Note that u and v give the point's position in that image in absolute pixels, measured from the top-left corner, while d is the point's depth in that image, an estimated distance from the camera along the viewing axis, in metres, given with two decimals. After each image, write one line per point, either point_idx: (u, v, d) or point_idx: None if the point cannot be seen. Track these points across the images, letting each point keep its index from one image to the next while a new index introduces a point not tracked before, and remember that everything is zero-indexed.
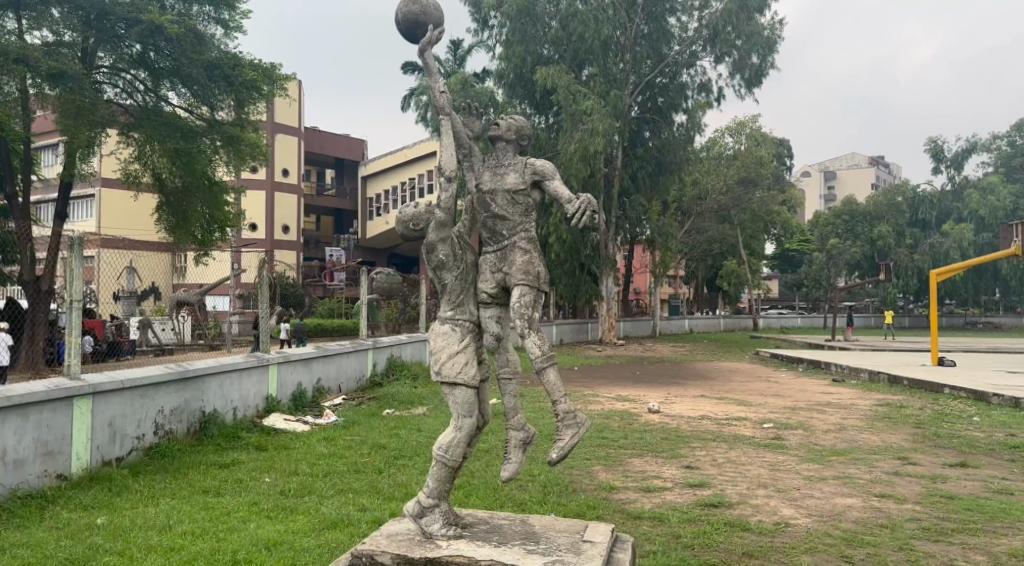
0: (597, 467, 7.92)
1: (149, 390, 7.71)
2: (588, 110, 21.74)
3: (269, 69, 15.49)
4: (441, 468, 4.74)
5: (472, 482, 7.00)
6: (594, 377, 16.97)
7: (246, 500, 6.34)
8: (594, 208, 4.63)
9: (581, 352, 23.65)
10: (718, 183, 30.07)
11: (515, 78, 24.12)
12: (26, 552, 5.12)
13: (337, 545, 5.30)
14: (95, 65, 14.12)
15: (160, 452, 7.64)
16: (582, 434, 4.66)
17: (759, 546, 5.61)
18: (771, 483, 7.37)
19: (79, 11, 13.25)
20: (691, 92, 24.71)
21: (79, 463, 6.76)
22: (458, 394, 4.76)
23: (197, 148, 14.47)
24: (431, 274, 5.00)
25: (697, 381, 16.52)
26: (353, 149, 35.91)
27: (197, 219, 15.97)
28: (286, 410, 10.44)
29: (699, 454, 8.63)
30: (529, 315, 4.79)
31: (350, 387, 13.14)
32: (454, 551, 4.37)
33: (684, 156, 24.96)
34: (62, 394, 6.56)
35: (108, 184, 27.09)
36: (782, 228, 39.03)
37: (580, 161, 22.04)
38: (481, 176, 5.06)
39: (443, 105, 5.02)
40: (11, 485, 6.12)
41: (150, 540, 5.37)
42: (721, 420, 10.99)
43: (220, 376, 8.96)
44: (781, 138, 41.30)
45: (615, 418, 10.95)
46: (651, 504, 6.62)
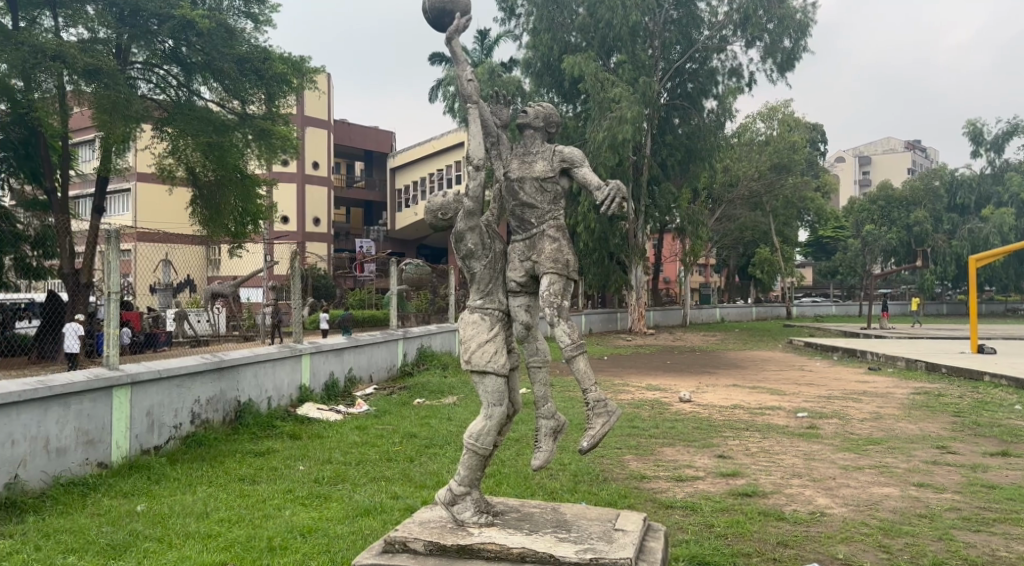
0: (627, 456, 7.90)
1: (185, 380, 7.84)
2: (617, 97, 21.62)
3: (300, 62, 15.56)
4: (472, 456, 4.74)
5: (503, 470, 7.03)
6: (624, 366, 16.87)
7: (282, 488, 6.42)
8: (623, 194, 4.58)
9: (611, 341, 23.57)
10: (749, 169, 29.65)
11: (543, 67, 24.02)
12: (70, 538, 5.24)
13: (371, 533, 5.35)
14: (129, 61, 14.38)
15: (198, 440, 7.77)
16: (613, 423, 4.63)
17: (793, 536, 5.56)
18: (806, 472, 7.29)
19: (113, 7, 13.46)
20: (721, 76, 24.49)
21: (119, 451, 6.90)
22: (488, 382, 4.76)
23: (230, 140, 14.61)
24: (460, 263, 4.99)
25: (729, 370, 16.37)
26: (382, 141, 36.16)
27: (230, 212, 16.15)
28: (319, 400, 10.54)
29: (731, 443, 8.56)
30: (558, 303, 4.76)
31: (381, 376, 13.23)
32: (487, 539, 4.37)
33: (715, 143, 24.59)
34: (101, 384, 6.68)
35: (143, 178, 27.60)
36: (815, 215, 38.45)
37: (610, 150, 21.75)
38: (509, 164, 5.04)
39: (470, 93, 4.97)
40: (54, 473, 6.27)
41: (188, 527, 5.47)
42: (754, 409, 10.90)
43: (255, 365, 9.09)
44: (815, 123, 40.66)
45: (646, 407, 10.93)
46: (683, 493, 6.59)
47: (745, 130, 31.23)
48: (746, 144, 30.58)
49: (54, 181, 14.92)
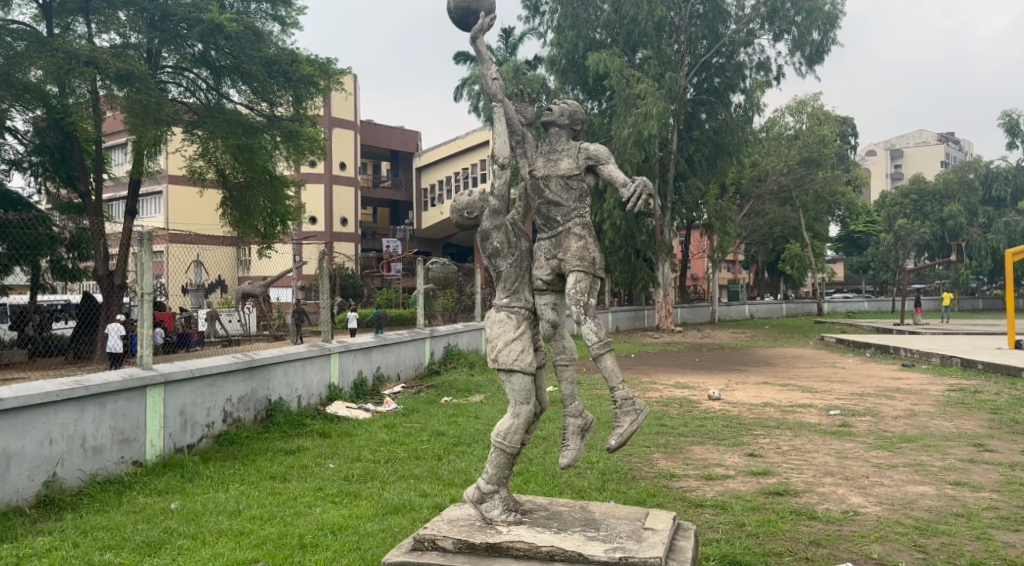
0: (656, 454, 7.85)
1: (217, 380, 7.94)
2: (642, 93, 21.49)
3: (327, 64, 15.67)
4: (500, 454, 4.74)
5: (530, 468, 7.04)
6: (652, 364, 16.77)
7: (312, 486, 6.49)
8: (650, 191, 4.54)
9: (639, 339, 23.43)
10: (778, 164, 29.31)
11: (568, 64, 23.90)
12: (106, 535, 5.33)
13: (400, 531, 5.38)
14: (160, 66, 14.62)
15: (230, 439, 7.86)
16: (642, 421, 4.60)
17: (826, 534, 5.49)
18: (838, 470, 7.19)
19: (143, 12, 13.64)
20: (749, 71, 24.28)
21: (153, 450, 7.01)
22: (515, 380, 4.76)
23: (259, 143, 14.76)
24: (486, 262, 4.99)
25: (759, 367, 16.19)
26: (407, 141, 36.34)
27: (260, 213, 16.34)
28: (348, 398, 10.62)
29: (762, 441, 8.46)
30: (585, 301, 4.75)
31: (409, 375, 13.29)
32: (516, 537, 4.37)
33: (743, 138, 24.29)
34: (135, 384, 6.79)
35: (174, 181, 28.03)
36: (846, 210, 37.91)
37: (635, 146, 21.62)
38: (534, 162, 5.02)
39: (495, 92, 4.96)
40: (91, 472, 6.38)
41: (221, 524, 5.54)
42: (785, 407, 10.77)
43: (285, 364, 9.20)
44: (845, 117, 40.08)
45: (674, 405, 10.85)
46: (713, 492, 6.54)
47: (773, 124, 30.91)
48: (774, 139, 30.27)
49: (88, 184, 15.17)
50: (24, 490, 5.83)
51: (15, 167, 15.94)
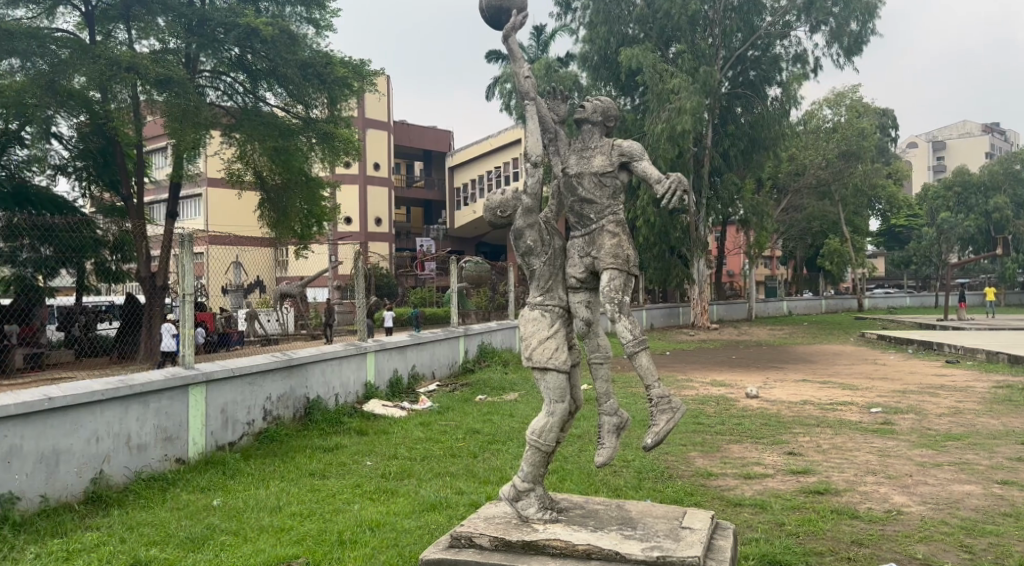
0: (693, 453, 7.79)
1: (257, 378, 8.07)
2: (676, 88, 21.31)
3: (360, 65, 15.81)
4: (535, 452, 4.74)
5: (566, 466, 7.04)
6: (688, 362, 16.64)
7: (350, 483, 6.56)
8: (685, 187, 4.51)
9: (674, 336, 23.27)
10: (816, 157, 28.87)
11: (600, 61, 23.82)
12: (152, 531, 5.44)
13: (436, 528, 5.42)
14: (198, 70, 14.88)
15: (270, 436, 7.99)
16: (678, 419, 4.57)
17: (868, 534, 5.40)
18: (880, 469, 7.07)
19: (181, 18, 13.91)
20: (785, 63, 23.97)
21: (195, 448, 7.16)
22: (550, 379, 4.76)
23: (294, 144, 14.95)
24: (520, 260, 4.99)
25: (798, 365, 15.96)
26: (440, 141, 36.49)
27: (297, 214, 16.54)
28: (384, 396, 10.72)
29: (801, 440, 8.34)
30: (619, 299, 4.74)
31: (443, 373, 13.37)
32: (552, 535, 4.38)
33: (780, 131, 23.86)
34: (178, 382, 6.93)
35: (214, 184, 28.52)
36: (887, 204, 37.18)
37: (668, 141, 21.42)
38: (567, 159, 5.01)
39: (528, 90, 4.97)
40: (136, 469, 6.53)
41: (262, 520, 5.63)
42: (825, 404, 10.61)
43: (323, 363, 9.32)
44: (885, 108, 39.30)
45: (711, 403, 10.73)
46: (752, 491, 6.46)
47: (811, 117, 30.40)
48: (812, 132, 29.76)
49: (130, 188, 15.47)
50: (72, 486, 5.98)
51: (61, 172, 16.39)
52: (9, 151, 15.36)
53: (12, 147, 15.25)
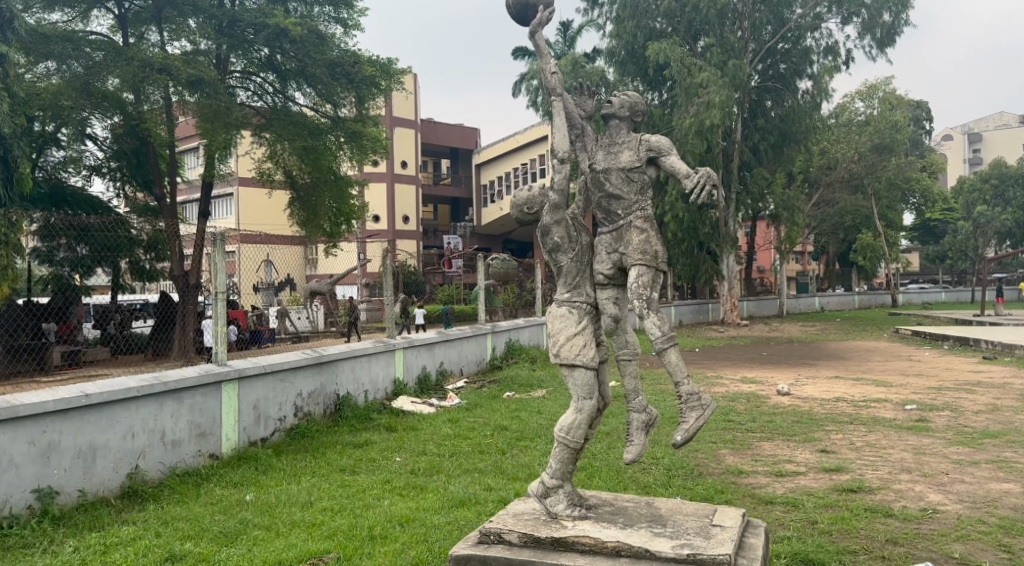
0: (723, 450, 7.72)
1: (288, 374, 8.15)
2: (705, 82, 21.12)
3: (388, 64, 15.88)
4: (563, 448, 4.73)
5: (594, 463, 7.03)
6: (718, 358, 16.47)
7: (380, 478, 6.62)
8: (714, 182, 4.48)
9: (703, 332, 23.10)
10: (849, 151, 28.46)
11: (627, 55, 23.71)
12: (186, 525, 5.53)
13: (466, 523, 5.44)
14: (228, 70, 15.05)
15: (301, 432, 8.08)
16: (708, 416, 4.53)
17: (903, 533, 5.32)
18: (915, 467, 6.95)
19: (212, 19, 14.09)
20: (816, 56, 23.65)
21: (228, 443, 7.26)
22: (578, 375, 4.74)
23: (323, 143, 15.07)
24: (546, 257, 4.98)
25: (829, 361, 15.75)
26: (467, 138, 36.55)
27: (326, 213, 16.69)
28: (412, 393, 10.78)
29: (834, 437, 8.23)
30: (647, 295, 4.72)
31: (471, 370, 13.42)
32: (581, 531, 4.37)
33: (811, 124, 23.59)
34: (211, 378, 7.04)
35: (244, 183, 28.86)
36: (921, 197, 36.53)
37: (696, 136, 21.23)
38: (594, 155, 4.99)
39: (554, 86, 4.95)
40: (171, 464, 6.64)
41: (294, 515, 5.69)
42: (858, 401, 10.46)
43: (352, 360, 9.39)
44: (919, 100, 38.59)
45: (741, 400, 10.62)
46: (784, 489, 6.40)
47: (843, 110, 29.95)
48: (844, 125, 29.29)
49: (163, 187, 15.69)
50: (109, 481, 6.10)
51: (96, 173, 16.71)
52: (46, 153, 15.71)
53: (50, 149, 15.58)
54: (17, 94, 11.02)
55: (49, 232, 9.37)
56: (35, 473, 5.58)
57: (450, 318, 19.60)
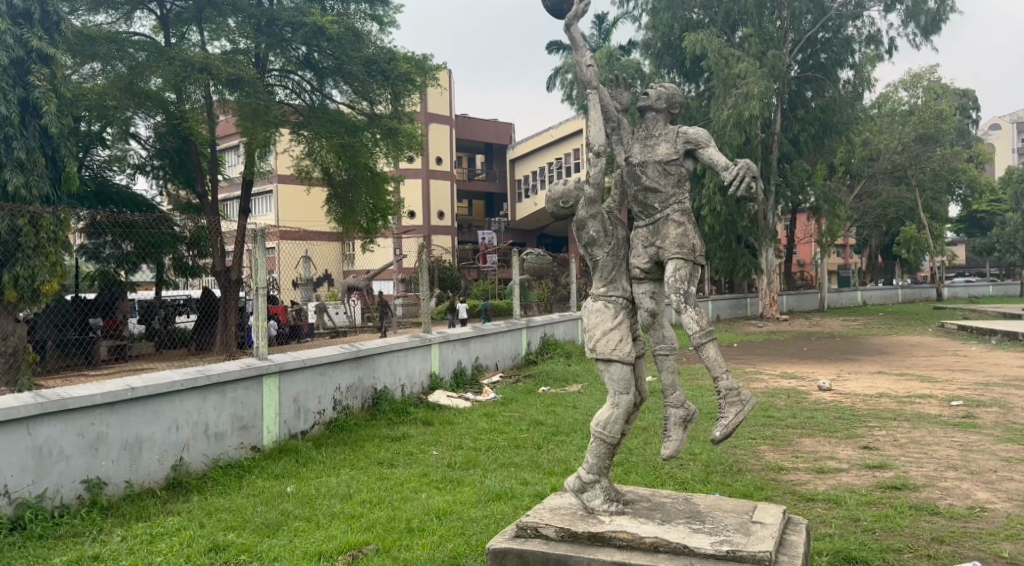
0: (763, 446, 7.63)
1: (327, 368, 8.25)
2: (743, 73, 20.83)
3: (422, 60, 15.98)
4: (600, 444, 4.72)
5: (631, 459, 6.99)
6: (756, 354, 16.27)
7: (417, 472, 6.66)
8: (753, 173, 4.42)
9: (742, 327, 22.82)
10: (892, 141, 27.85)
11: (663, 47, 23.53)
12: (229, 516, 5.63)
13: (503, 517, 5.46)
14: (267, 69, 15.25)
15: (340, 425, 8.18)
16: (748, 411, 4.48)
17: (950, 531, 5.20)
18: (962, 464, 6.79)
19: (250, 18, 14.28)
20: (858, 45, 23.18)
21: (270, 436, 7.38)
22: (614, 370, 4.72)
23: (360, 140, 15.20)
24: (582, 251, 4.96)
25: (873, 356, 15.42)
26: (502, 133, 36.60)
27: (363, 209, 16.85)
28: (448, 387, 10.84)
29: (877, 434, 8.07)
30: (685, 289, 4.68)
31: (507, 364, 13.45)
32: (618, 527, 4.35)
33: (852, 114, 23.21)
34: (252, 372, 7.16)
35: (283, 180, 29.27)
36: (968, 188, 35.61)
37: (735, 127, 20.94)
38: (631, 148, 4.94)
39: (590, 79, 4.91)
40: (213, 456, 6.77)
41: (334, 507, 5.77)
42: (903, 397, 10.24)
43: (389, 354, 9.47)
44: (966, 89, 37.59)
45: (781, 396, 10.49)
46: (825, 485, 6.30)
47: (886, 99, 29.33)
48: (887, 115, 28.68)
49: (204, 185, 15.96)
50: (154, 472, 6.24)
51: (140, 171, 17.09)
52: (92, 153, 16.12)
53: (95, 149, 15.98)
54: (64, 94, 11.26)
55: (96, 230, 9.62)
56: (85, 464, 5.73)
57: (488, 313, 19.67)
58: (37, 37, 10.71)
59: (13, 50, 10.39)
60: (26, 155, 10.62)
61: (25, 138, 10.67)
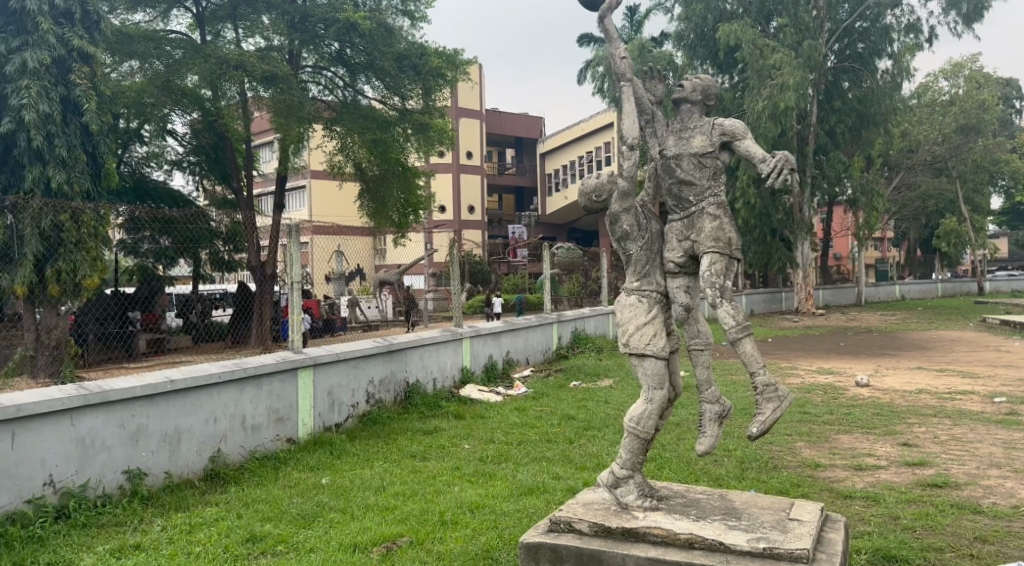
0: (799, 443, 7.53)
1: (360, 361, 8.31)
2: (778, 63, 20.53)
3: (453, 54, 16.02)
4: (634, 439, 4.69)
5: (664, 454, 6.95)
6: (792, 349, 16.06)
7: (449, 465, 6.69)
8: (791, 165, 4.35)
9: (777, 322, 22.56)
10: (932, 132, 27.27)
11: (696, 38, 23.28)
12: (266, 507, 5.70)
13: (536, 511, 5.46)
14: (300, 65, 15.39)
15: (373, 418, 8.24)
16: (785, 408, 4.42)
17: (993, 530, 5.08)
18: (1006, 462, 6.63)
19: (284, 15, 14.38)
20: (897, 34, 22.72)
21: (305, 428, 7.47)
22: (647, 365, 4.68)
23: (391, 136, 15.30)
24: (616, 245, 4.92)
25: (913, 352, 15.13)
26: (532, 127, 36.53)
27: (395, 204, 16.95)
28: (480, 381, 10.87)
29: (917, 430, 7.92)
30: (720, 284, 4.62)
31: (538, 359, 13.45)
32: (653, 523, 4.32)
33: (891, 105, 22.68)
34: (288, 365, 7.24)
35: (317, 175, 29.56)
36: (1012, 179, 34.75)
37: (770, 119, 20.63)
38: (665, 141, 4.89)
39: (623, 71, 4.86)
40: (250, 448, 6.87)
41: (368, 499, 5.82)
42: (943, 393, 10.04)
43: (421, 348, 9.52)
44: (1009, 78, 36.64)
45: (817, 391, 10.34)
46: (864, 483, 6.20)
47: (925, 89, 28.74)
48: (927, 106, 28.08)
49: (240, 180, 16.17)
50: (193, 464, 6.35)
51: (177, 167, 17.36)
52: (130, 149, 16.42)
53: (134, 145, 16.27)
54: (103, 92, 11.45)
55: (135, 226, 9.77)
56: (126, 455, 5.85)
57: (520, 307, 19.67)
58: (78, 36, 10.90)
59: (55, 50, 10.61)
60: (68, 152, 10.85)
61: (66, 136, 10.90)
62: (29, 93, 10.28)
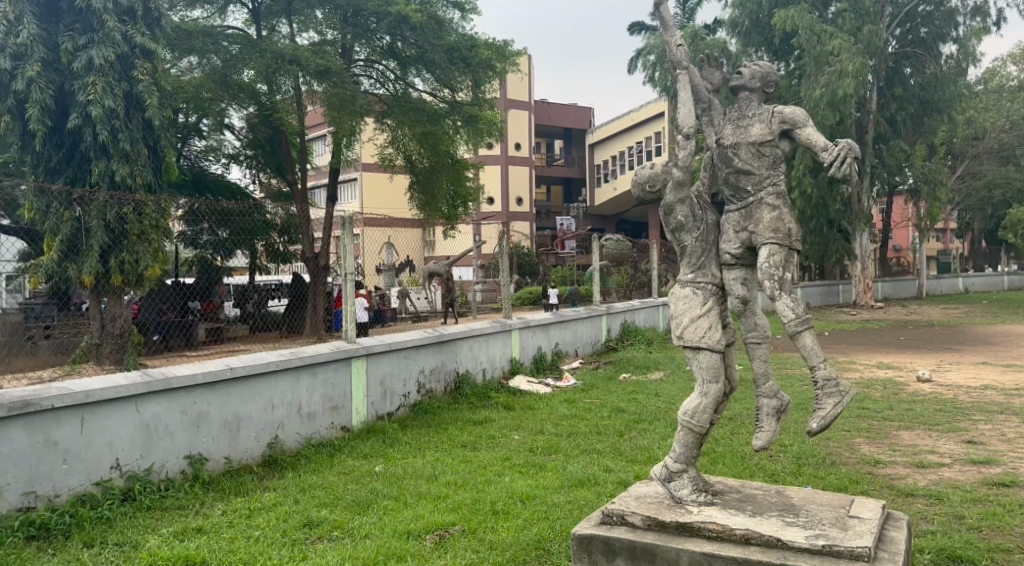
0: (858, 439, 7.35)
1: (411, 351, 8.39)
2: (836, 49, 19.97)
3: (503, 46, 15.99)
4: (688, 433, 4.63)
5: (718, 448, 6.87)
6: (849, 343, 15.68)
7: (500, 455, 6.72)
8: (855, 154, 4.23)
9: (833, 315, 22.06)
10: (999, 119, 26.31)
11: (751, 25, 22.80)
12: (321, 493, 5.81)
13: (587, 503, 5.45)
14: (353, 59, 15.56)
15: (424, 408, 8.32)
16: (846, 403, 4.32)
17: None
18: None
19: (338, 10, 14.55)
20: (962, 17, 21.93)
21: (358, 417, 7.58)
22: (702, 358, 4.62)
23: (441, 128, 15.38)
24: (670, 236, 4.86)
25: (977, 347, 14.60)
26: (581, 117, 36.31)
27: (444, 195, 17.03)
28: (528, 372, 10.89)
29: (982, 428, 7.66)
30: (779, 275, 4.53)
31: (587, 351, 13.40)
32: (707, 518, 4.27)
33: (955, 92, 21.99)
34: (342, 355, 7.35)
35: (368, 168, 29.89)
36: None
37: (828, 107, 20.09)
38: (722, 130, 4.80)
39: (680, 59, 4.78)
40: (306, 435, 7.00)
41: (420, 487, 5.88)
42: (1010, 390, 9.68)
43: (471, 339, 9.57)
44: None
45: (876, 386, 10.07)
46: (926, 481, 6.02)
47: (992, 74, 27.68)
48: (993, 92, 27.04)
49: (294, 173, 16.44)
50: (251, 450, 6.49)
51: (234, 160, 17.74)
52: (189, 143, 16.85)
53: (193, 140, 16.69)
54: (164, 88, 11.74)
55: (195, 217, 10.01)
56: (187, 441, 6.01)
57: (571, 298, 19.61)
58: (139, 33, 11.19)
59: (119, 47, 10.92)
60: (131, 146, 11.19)
61: (130, 129, 11.23)
62: (95, 89, 10.62)
